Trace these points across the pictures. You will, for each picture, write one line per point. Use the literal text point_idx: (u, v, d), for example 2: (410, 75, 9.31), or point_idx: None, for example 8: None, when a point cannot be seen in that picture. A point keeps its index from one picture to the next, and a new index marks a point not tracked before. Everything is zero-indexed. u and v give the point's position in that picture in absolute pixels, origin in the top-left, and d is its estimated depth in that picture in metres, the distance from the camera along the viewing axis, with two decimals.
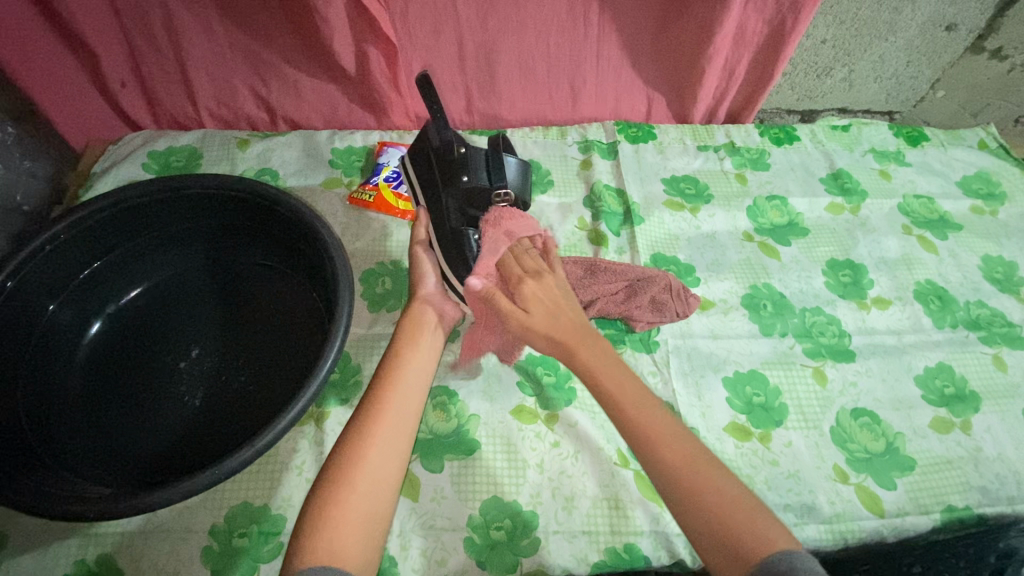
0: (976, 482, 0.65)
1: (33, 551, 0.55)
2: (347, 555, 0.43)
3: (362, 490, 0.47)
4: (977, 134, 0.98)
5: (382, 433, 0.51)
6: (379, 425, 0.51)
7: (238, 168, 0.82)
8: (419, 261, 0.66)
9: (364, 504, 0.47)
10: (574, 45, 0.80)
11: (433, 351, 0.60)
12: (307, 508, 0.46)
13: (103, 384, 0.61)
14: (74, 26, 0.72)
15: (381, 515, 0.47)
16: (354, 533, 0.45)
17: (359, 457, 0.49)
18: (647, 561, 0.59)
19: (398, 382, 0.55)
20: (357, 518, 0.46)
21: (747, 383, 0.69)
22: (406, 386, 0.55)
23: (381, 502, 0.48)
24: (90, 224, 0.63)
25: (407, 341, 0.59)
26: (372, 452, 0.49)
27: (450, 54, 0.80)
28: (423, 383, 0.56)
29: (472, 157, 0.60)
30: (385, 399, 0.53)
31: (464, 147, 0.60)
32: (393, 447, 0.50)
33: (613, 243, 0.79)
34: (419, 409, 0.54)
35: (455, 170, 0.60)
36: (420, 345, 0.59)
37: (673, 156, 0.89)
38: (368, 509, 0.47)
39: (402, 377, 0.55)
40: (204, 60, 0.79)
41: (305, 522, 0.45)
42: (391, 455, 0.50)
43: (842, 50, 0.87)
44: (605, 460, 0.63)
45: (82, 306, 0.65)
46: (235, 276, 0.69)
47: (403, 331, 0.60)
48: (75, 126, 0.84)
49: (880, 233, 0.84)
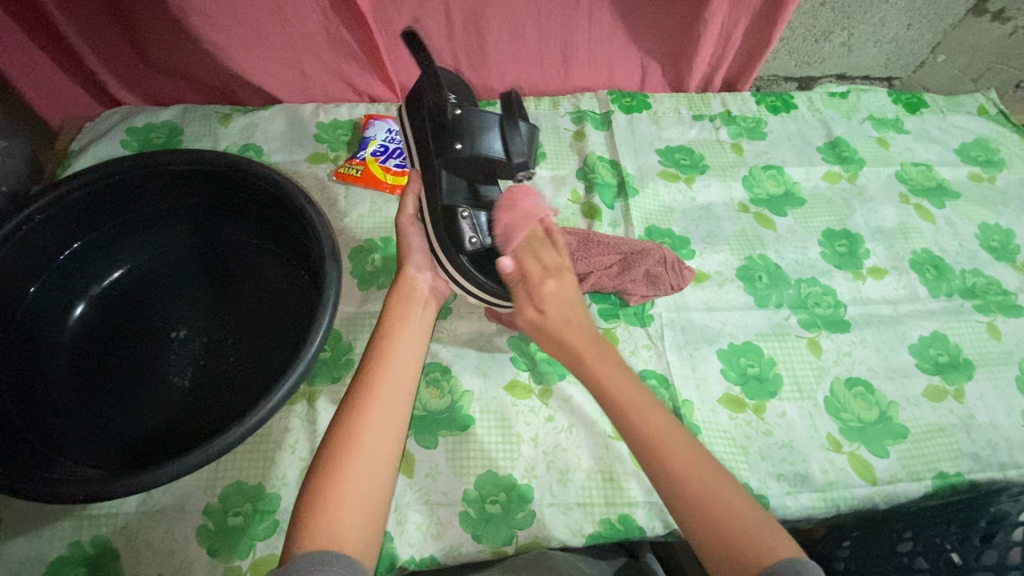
0: (968, 449, 0.66)
1: (28, 534, 0.54)
2: (348, 539, 0.43)
3: (358, 474, 0.46)
4: (977, 99, 0.96)
5: (375, 414, 0.50)
6: (371, 407, 0.50)
7: (221, 145, 0.80)
8: (404, 230, 0.64)
9: (360, 486, 0.46)
10: (566, 11, 0.77)
11: (423, 329, 0.59)
12: (303, 494, 0.45)
13: (91, 365, 0.60)
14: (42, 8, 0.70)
15: (379, 496, 0.47)
16: (353, 516, 0.45)
17: (354, 442, 0.48)
18: (642, 531, 0.59)
19: (388, 361, 0.54)
20: (354, 501, 0.45)
21: (741, 355, 0.69)
22: (393, 364, 0.54)
23: (380, 483, 0.47)
24: (67, 204, 0.61)
25: (395, 318, 0.58)
26: (366, 435, 0.48)
27: (436, 22, 0.77)
28: (412, 361, 0.55)
29: (466, 120, 0.56)
30: (375, 378, 0.52)
31: (458, 107, 0.56)
32: (386, 428, 0.50)
33: (607, 216, 0.78)
34: (410, 387, 0.53)
35: (447, 134, 0.57)
36: (411, 323, 0.58)
37: (668, 126, 0.87)
38: (366, 491, 0.46)
39: (395, 359, 0.54)
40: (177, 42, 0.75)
41: (304, 506, 0.44)
42: (383, 435, 0.49)
43: (842, 13, 0.85)
44: (599, 433, 0.63)
45: (64, 289, 0.63)
46: (220, 254, 0.68)
47: (390, 307, 0.58)
48: (50, 103, 0.81)
49: (877, 203, 0.83)
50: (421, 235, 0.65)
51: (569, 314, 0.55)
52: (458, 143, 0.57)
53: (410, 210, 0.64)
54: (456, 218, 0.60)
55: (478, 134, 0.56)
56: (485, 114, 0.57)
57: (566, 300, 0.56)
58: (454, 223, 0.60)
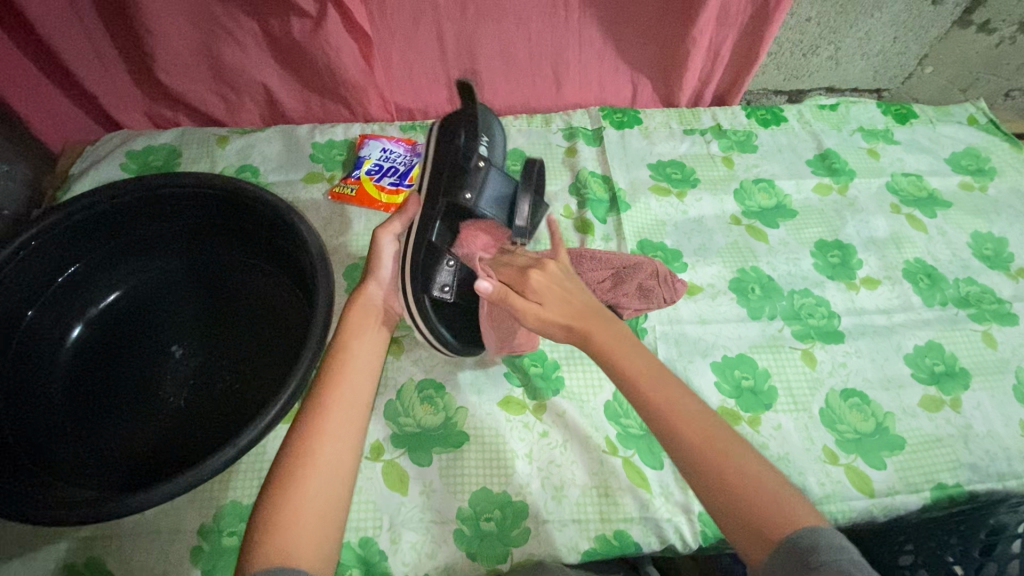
0: (966, 459, 0.65)
1: (22, 557, 0.55)
2: (303, 554, 0.42)
3: (312, 490, 0.46)
4: (966, 109, 0.97)
5: (331, 427, 0.50)
6: (327, 419, 0.50)
7: (218, 166, 0.81)
8: (379, 247, 0.62)
9: (316, 501, 0.45)
10: (556, 31, 0.78)
11: (377, 345, 0.58)
12: (259, 510, 0.44)
13: (87, 386, 0.61)
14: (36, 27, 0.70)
15: (335, 507, 0.46)
16: (308, 530, 0.44)
17: (309, 457, 0.47)
18: (638, 547, 0.59)
19: (343, 375, 0.53)
20: (310, 515, 0.45)
21: (735, 367, 0.69)
22: (352, 376, 0.54)
23: (334, 496, 0.47)
24: (66, 227, 0.62)
25: (351, 332, 0.57)
26: (321, 449, 0.48)
27: (429, 43, 0.78)
28: (369, 373, 0.55)
29: (483, 176, 0.59)
30: (331, 393, 0.52)
31: (483, 162, 0.59)
32: (339, 442, 0.49)
33: (600, 231, 0.78)
34: (365, 401, 0.53)
35: (461, 182, 0.58)
36: (365, 337, 0.58)
37: (659, 141, 0.88)
38: (321, 506, 0.45)
39: (350, 373, 0.54)
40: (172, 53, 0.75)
41: (258, 521, 0.44)
42: (340, 445, 0.49)
43: (828, 28, 0.86)
44: (593, 448, 0.63)
45: (61, 312, 0.64)
46: (215, 273, 0.69)
47: (348, 319, 0.58)
48: (52, 127, 0.83)
49: (868, 213, 0.83)
50: (393, 254, 0.63)
51: (565, 296, 0.53)
52: (466, 193, 0.58)
53: (394, 232, 0.62)
54: (438, 263, 0.60)
55: (488, 192, 0.60)
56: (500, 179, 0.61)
57: (555, 286, 0.54)
58: (429, 263, 0.59)
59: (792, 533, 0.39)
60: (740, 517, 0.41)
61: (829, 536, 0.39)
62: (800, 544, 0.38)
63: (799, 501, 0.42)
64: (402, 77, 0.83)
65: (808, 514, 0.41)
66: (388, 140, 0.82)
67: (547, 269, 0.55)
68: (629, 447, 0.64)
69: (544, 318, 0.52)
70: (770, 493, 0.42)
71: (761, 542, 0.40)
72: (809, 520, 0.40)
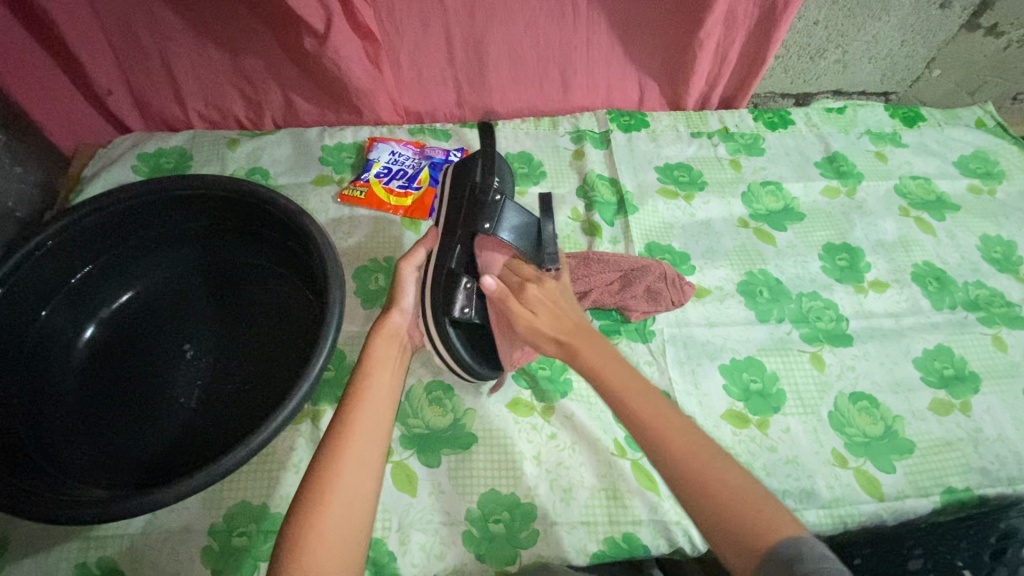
0: (976, 463, 0.65)
1: (36, 555, 0.55)
2: None
3: (335, 518, 0.45)
4: (974, 112, 0.97)
5: (353, 454, 0.49)
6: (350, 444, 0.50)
7: (228, 169, 0.82)
8: (402, 279, 0.62)
9: (339, 529, 0.45)
10: (563, 34, 0.79)
11: (399, 374, 0.58)
12: (281, 537, 0.44)
13: (100, 386, 0.61)
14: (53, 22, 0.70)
15: (358, 533, 0.46)
16: (330, 557, 0.43)
17: (332, 485, 0.47)
18: (646, 550, 0.59)
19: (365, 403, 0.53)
20: (333, 541, 0.44)
21: (744, 370, 0.69)
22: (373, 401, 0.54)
23: (357, 524, 0.46)
24: (79, 229, 0.63)
25: (374, 359, 0.57)
26: (343, 477, 0.48)
27: (438, 47, 0.79)
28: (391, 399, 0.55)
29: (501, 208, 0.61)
30: (353, 420, 0.52)
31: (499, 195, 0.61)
32: (363, 470, 0.49)
33: (608, 233, 0.79)
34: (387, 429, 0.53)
35: (479, 214, 0.61)
36: (388, 365, 0.57)
37: (666, 144, 0.89)
38: (344, 534, 0.45)
39: (371, 400, 0.54)
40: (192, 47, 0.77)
41: (281, 551, 0.43)
42: (363, 470, 0.49)
43: (835, 31, 0.86)
44: (602, 450, 0.63)
45: (74, 312, 0.65)
46: (226, 274, 0.69)
47: (371, 345, 0.58)
48: (64, 129, 0.83)
49: (877, 216, 0.83)
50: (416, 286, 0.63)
51: (557, 312, 0.57)
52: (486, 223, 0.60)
53: (416, 263, 0.63)
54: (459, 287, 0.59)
55: (506, 222, 0.61)
56: (519, 212, 0.63)
57: (549, 301, 0.58)
58: (454, 289, 0.59)
59: (774, 545, 0.39)
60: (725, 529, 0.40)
61: (813, 546, 0.38)
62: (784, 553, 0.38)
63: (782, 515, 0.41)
64: (411, 81, 0.83)
65: (790, 524, 0.40)
66: (397, 143, 0.83)
67: (546, 285, 0.59)
68: (638, 450, 0.64)
69: (537, 328, 0.56)
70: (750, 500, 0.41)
71: (745, 553, 0.39)
72: (792, 530, 0.40)
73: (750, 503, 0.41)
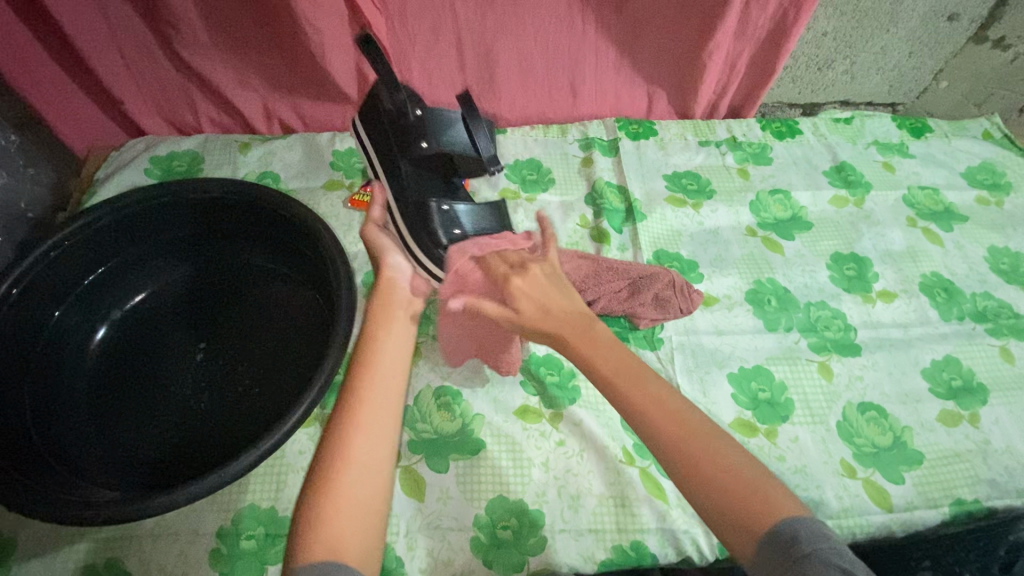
0: (985, 475, 0.65)
1: (44, 555, 0.55)
2: (347, 545, 0.43)
3: (352, 478, 0.46)
4: (981, 124, 0.97)
5: (366, 413, 0.49)
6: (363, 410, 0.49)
7: (240, 172, 0.82)
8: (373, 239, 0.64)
9: (357, 490, 0.45)
10: (574, 42, 0.79)
11: (406, 331, 0.57)
12: (300, 505, 0.45)
13: (110, 388, 0.62)
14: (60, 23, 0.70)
15: (376, 503, 0.46)
16: (349, 525, 0.44)
17: (346, 445, 0.47)
18: (654, 558, 0.59)
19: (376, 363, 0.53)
20: (352, 506, 0.44)
21: (752, 379, 0.69)
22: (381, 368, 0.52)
23: (376, 484, 0.47)
24: (90, 231, 0.63)
25: (378, 321, 0.57)
26: (357, 437, 0.47)
27: (450, 54, 0.79)
28: (399, 368, 0.53)
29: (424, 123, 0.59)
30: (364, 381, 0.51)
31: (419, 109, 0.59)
32: (378, 430, 0.49)
33: (616, 240, 0.79)
34: (399, 387, 0.53)
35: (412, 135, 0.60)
36: (393, 324, 0.56)
37: (674, 152, 0.89)
38: (362, 492, 0.45)
39: (382, 360, 0.53)
40: (199, 43, 0.76)
41: (302, 514, 0.44)
42: (376, 437, 0.48)
43: (843, 42, 0.87)
44: (610, 458, 0.63)
45: (85, 314, 0.65)
46: (235, 277, 0.69)
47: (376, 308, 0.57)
48: (77, 133, 0.84)
49: (885, 226, 0.84)
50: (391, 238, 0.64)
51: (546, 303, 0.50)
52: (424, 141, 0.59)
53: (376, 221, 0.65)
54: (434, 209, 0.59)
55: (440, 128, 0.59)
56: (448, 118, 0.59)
57: (539, 291, 0.51)
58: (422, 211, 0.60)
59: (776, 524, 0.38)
60: (718, 504, 0.40)
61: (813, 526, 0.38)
62: (780, 538, 0.37)
63: (781, 492, 0.40)
64: (422, 88, 0.84)
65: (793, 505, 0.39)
66: None
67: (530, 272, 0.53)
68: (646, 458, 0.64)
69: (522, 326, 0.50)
70: (748, 483, 0.40)
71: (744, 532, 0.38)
72: (791, 510, 0.39)
73: (747, 486, 0.40)
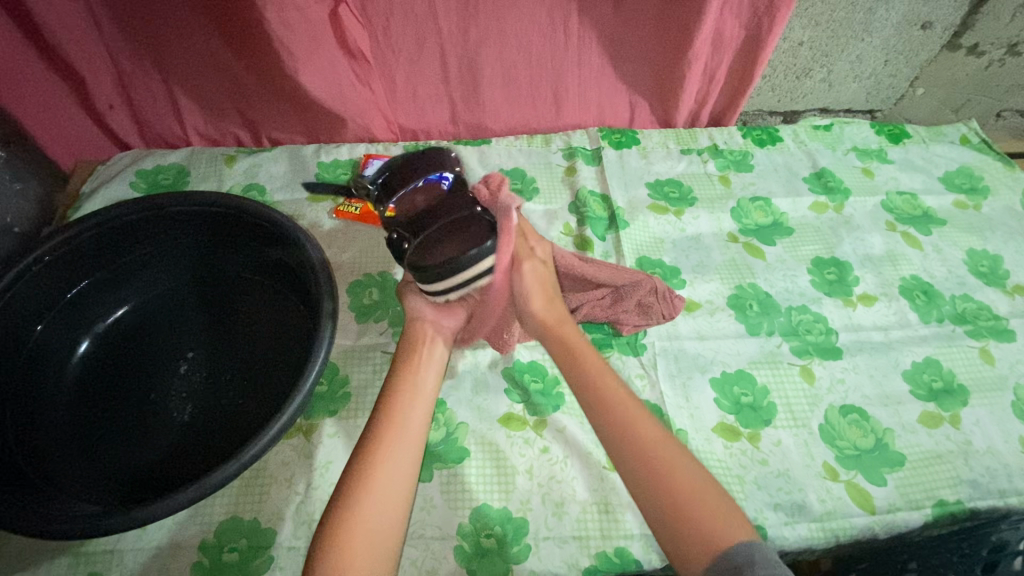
0: (966, 475, 0.65)
1: (23, 571, 0.55)
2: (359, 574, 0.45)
3: (371, 510, 0.48)
4: (958, 129, 0.99)
5: (390, 447, 0.51)
6: (383, 445, 0.51)
7: (226, 185, 0.83)
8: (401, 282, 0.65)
9: (374, 522, 0.48)
10: (555, 54, 0.81)
11: (437, 367, 0.59)
12: (321, 531, 0.47)
13: (92, 401, 0.62)
14: (46, 36, 0.71)
15: (389, 536, 0.48)
16: (363, 556, 0.46)
17: (369, 477, 0.49)
18: (638, 565, 0.58)
19: (403, 399, 0.55)
20: (366, 550, 0.46)
21: (734, 384, 0.70)
22: (407, 405, 0.55)
23: (392, 516, 0.49)
24: (75, 245, 0.64)
25: (410, 356, 0.59)
26: (380, 471, 0.50)
27: (433, 67, 0.81)
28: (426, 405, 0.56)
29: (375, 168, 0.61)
30: (389, 415, 0.54)
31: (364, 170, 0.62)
32: (400, 464, 0.51)
33: (599, 248, 0.80)
34: (425, 422, 0.55)
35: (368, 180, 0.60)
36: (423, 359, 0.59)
37: (656, 160, 0.90)
38: (377, 526, 0.48)
39: (409, 395, 0.55)
40: (183, 52, 0.76)
41: (321, 540, 0.47)
42: (394, 476, 0.50)
43: (820, 51, 0.89)
44: (594, 464, 0.63)
45: (70, 327, 0.65)
46: (220, 290, 0.70)
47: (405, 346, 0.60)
48: (63, 146, 0.85)
49: (864, 231, 0.85)
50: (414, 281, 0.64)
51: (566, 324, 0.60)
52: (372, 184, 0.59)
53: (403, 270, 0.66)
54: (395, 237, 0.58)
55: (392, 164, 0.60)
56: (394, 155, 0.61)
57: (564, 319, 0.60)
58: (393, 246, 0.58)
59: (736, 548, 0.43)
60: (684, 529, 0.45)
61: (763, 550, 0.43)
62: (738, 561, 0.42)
63: (735, 518, 0.46)
64: (406, 100, 0.85)
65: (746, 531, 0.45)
66: None
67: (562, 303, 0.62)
68: None
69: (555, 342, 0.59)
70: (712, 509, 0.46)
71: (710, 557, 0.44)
72: (741, 534, 0.45)
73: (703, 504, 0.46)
